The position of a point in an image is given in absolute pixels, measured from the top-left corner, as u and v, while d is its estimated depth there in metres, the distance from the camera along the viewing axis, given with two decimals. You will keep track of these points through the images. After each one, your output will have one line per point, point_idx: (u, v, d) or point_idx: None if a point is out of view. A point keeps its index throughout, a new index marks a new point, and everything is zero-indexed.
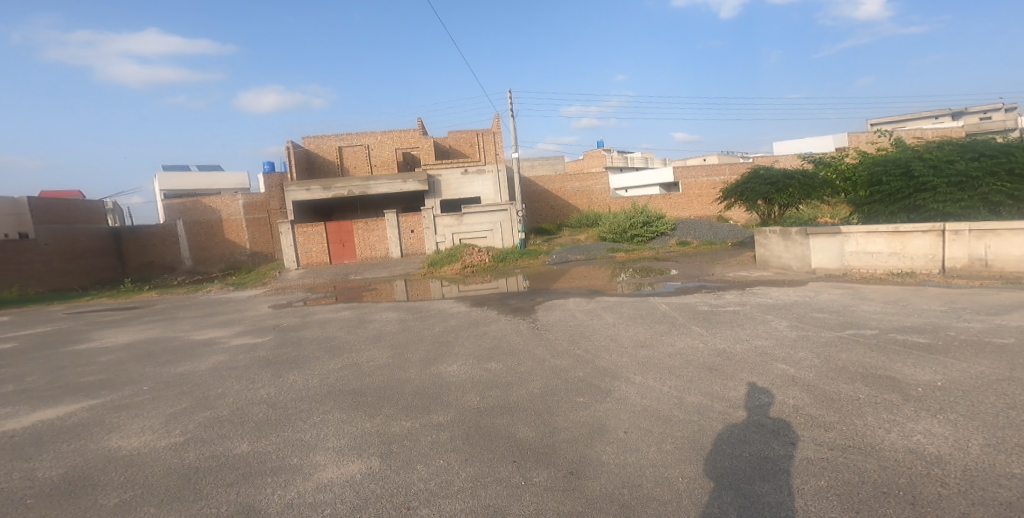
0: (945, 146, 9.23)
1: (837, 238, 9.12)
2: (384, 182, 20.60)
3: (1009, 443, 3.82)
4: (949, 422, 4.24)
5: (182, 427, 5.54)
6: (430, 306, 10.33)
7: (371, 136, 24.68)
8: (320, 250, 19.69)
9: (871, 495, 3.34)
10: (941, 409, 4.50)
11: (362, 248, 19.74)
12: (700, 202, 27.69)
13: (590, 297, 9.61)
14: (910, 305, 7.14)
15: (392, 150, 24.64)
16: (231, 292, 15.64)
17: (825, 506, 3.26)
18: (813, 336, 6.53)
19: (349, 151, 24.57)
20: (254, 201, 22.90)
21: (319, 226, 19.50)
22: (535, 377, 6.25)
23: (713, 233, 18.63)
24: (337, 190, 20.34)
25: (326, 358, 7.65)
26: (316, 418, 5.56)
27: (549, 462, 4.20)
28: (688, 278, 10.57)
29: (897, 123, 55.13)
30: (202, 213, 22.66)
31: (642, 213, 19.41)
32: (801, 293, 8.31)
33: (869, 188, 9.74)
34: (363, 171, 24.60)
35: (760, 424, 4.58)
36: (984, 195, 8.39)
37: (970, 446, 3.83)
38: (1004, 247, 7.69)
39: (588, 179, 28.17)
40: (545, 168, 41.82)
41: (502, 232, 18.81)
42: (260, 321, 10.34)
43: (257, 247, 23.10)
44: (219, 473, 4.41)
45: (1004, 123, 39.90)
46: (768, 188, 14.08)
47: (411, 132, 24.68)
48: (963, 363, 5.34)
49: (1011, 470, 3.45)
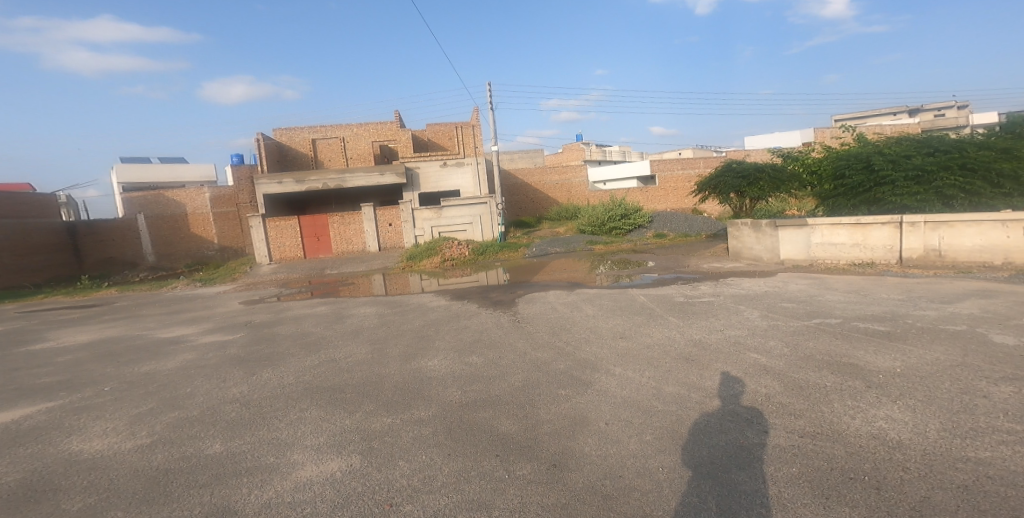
0: (903, 142, 9.64)
1: (804, 230, 9.48)
2: (360, 175, 20.10)
3: (962, 427, 4.16)
4: (908, 408, 4.57)
5: (149, 428, 5.35)
6: (409, 300, 10.20)
7: (346, 129, 24.00)
8: (294, 244, 19.13)
9: (839, 481, 3.55)
10: (900, 395, 4.85)
11: (337, 241, 19.27)
12: (677, 195, 28.38)
13: (570, 289, 9.71)
14: (871, 293, 7.49)
15: (368, 142, 24.00)
16: (198, 288, 15.04)
17: (798, 493, 3.45)
18: (783, 325, 6.80)
19: (323, 142, 23.88)
20: (221, 194, 22.03)
21: (292, 220, 18.94)
22: (518, 370, 6.34)
23: (687, 226, 19.06)
24: (310, 183, 19.71)
25: (302, 356, 7.52)
26: (293, 416, 5.46)
27: (532, 455, 4.27)
28: (665, 270, 10.81)
29: (859, 120, 57.68)
30: (165, 206, 21.63)
31: (620, 206, 19.64)
32: (771, 283, 8.60)
33: (834, 182, 10.13)
34: (337, 165, 23.93)
35: (735, 413, 4.79)
36: (938, 189, 8.74)
37: (928, 431, 4.14)
38: (957, 239, 8.02)
39: (567, 173, 28.28)
40: (525, 161, 41.91)
41: (480, 226, 18.65)
42: (231, 317, 9.99)
43: (226, 241, 22.31)
44: (191, 473, 4.29)
45: (957, 120, 42.04)
46: (740, 181, 14.51)
47: (387, 124, 24.06)
48: (921, 349, 5.76)
49: (965, 454, 3.75)
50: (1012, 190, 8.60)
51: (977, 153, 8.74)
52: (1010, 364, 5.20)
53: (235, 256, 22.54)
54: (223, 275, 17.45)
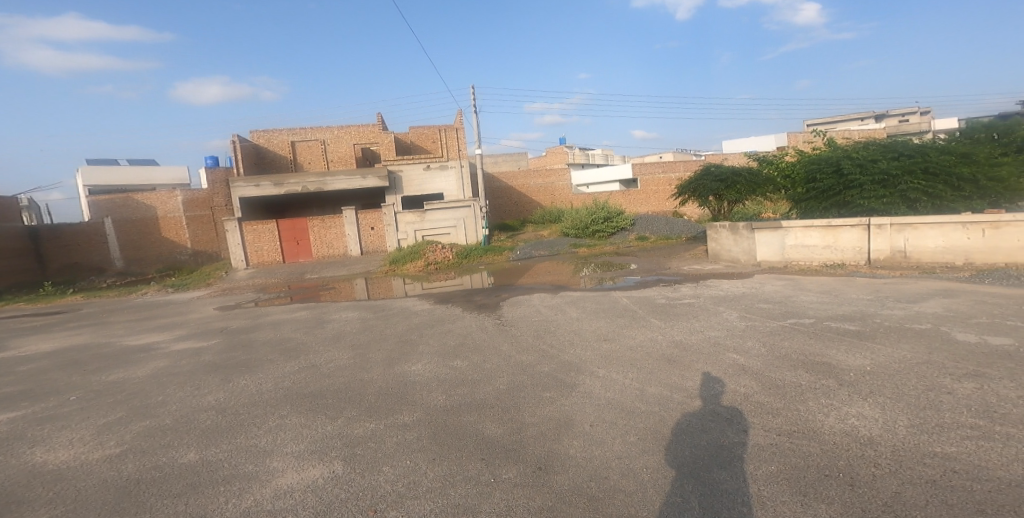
0: (869, 146, 9.99)
1: (779, 232, 9.76)
2: (342, 178, 19.85)
3: (928, 423, 4.37)
4: (878, 405, 4.78)
5: (118, 437, 5.17)
6: (392, 304, 10.08)
7: (327, 131, 23.64)
8: (272, 248, 18.70)
9: (816, 478, 3.69)
10: (871, 392, 5.07)
11: (317, 245, 18.87)
12: (658, 198, 28.76)
13: (555, 292, 9.74)
14: (842, 294, 7.78)
15: (349, 145, 23.66)
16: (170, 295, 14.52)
17: (777, 490, 3.58)
18: (759, 325, 6.99)
19: (303, 145, 23.27)
20: (194, 197, 21.47)
21: (270, 224, 18.46)
22: (502, 374, 6.36)
23: (667, 229, 19.38)
24: (290, 187, 19.29)
25: (281, 362, 7.37)
26: (272, 423, 5.36)
27: (517, 458, 4.30)
28: (647, 272, 10.96)
29: (830, 124, 59.58)
30: (134, 209, 20.92)
31: (603, 209, 19.83)
32: (748, 284, 8.83)
33: (806, 185, 10.41)
34: (318, 167, 23.34)
35: (715, 413, 4.93)
36: (903, 193, 9.13)
37: (897, 427, 4.34)
38: (921, 240, 8.40)
39: (551, 176, 28.30)
40: (508, 165, 41.91)
41: (464, 229, 18.53)
42: (206, 323, 9.70)
43: (199, 245, 21.73)
44: (164, 483, 4.18)
45: (920, 125, 43.80)
46: (718, 185, 14.66)
47: (370, 127, 23.86)
48: (889, 348, 6.03)
49: (931, 449, 3.96)
50: (971, 193, 9.05)
51: (939, 157, 9.10)
52: (972, 361, 5.49)
53: (210, 261, 21.86)
54: (197, 281, 16.89)
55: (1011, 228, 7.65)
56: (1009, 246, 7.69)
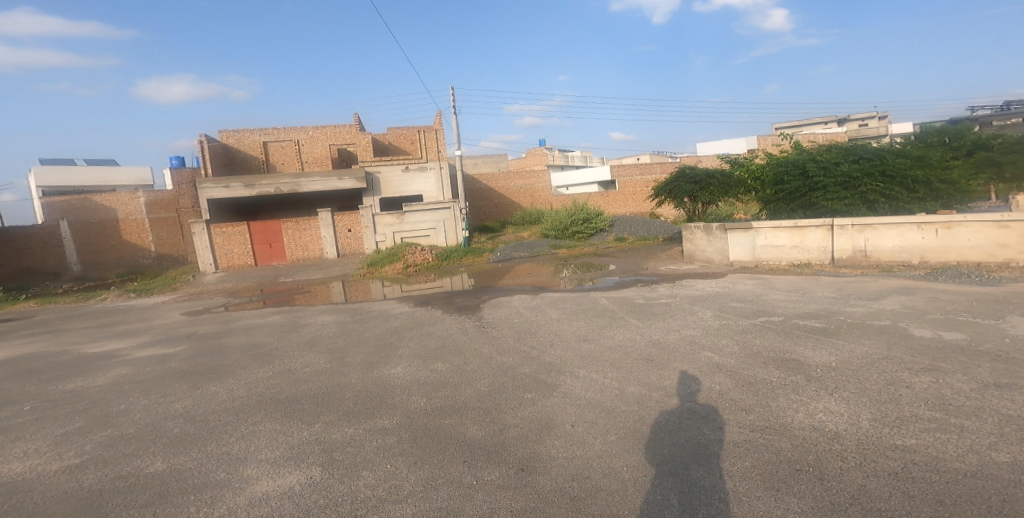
0: (832, 150, 10.42)
1: (749, 233, 10.07)
2: (317, 179, 19.40)
3: (889, 417, 4.64)
4: (843, 400, 5.03)
5: (77, 447, 4.94)
6: (370, 307, 9.91)
7: (302, 132, 23.77)
8: (242, 251, 18.08)
9: (787, 473, 3.87)
10: (836, 387, 5.33)
11: (292, 248, 18.36)
12: (636, 199, 29.12)
13: (535, 294, 9.77)
14: (808, 292, 8.12)
15: (324, 146, 23.22)
16: (133, 300, 13.82)
17: (751, 485, 3.73)
18: (732, 324, 7.22)
19: (275, 146, 22.92)
20: (158, 199, 20.40)
21: (242, 226, 17.99)
22: (483, 376, 6.36)
23: (645, 230, 19.65)
24: (263, 189, 18.92)
25: (253, 367, 7.16)
26: (245, 429, 5.22)
27: (500, 460, 4.33)
28: (625, 273, 11.11)
29: (796, 127, 61.61)
30: (93, 211, 19.74)
31: (582, 211, 19.96)
32: (722, 284, 9.09)
33: (774, 187, 10.74)
34: (291, 168, 22.98)
35: (692, 411, 5.08)
36: (863, 194, 9.55)
37: (861, 421, 4.59)
38: (879, 240, 8.84)
39: (531, 178, 28.24)
40: (488, 166, 41.79)
41: (445, 231, 18.23)
42: (172, 329, 9.32)
43: (164, 248, 20.64)
44: (130, 493, 4.04)
45: (879, 130, 45.83)
46: (693, 187, 14.94)
47: (346, 128, 24.12)
48: (852, 344, 6.34)
49: (892, 442, 4.20)
50: (926, 195, 9.50)
51: (895, 161, 9.56)
52: (928, 356, 5.83)
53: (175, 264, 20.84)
54: (162, 285, 16.12)
55: (963, 228, 8.19)
56: (959, 246, 8.23)
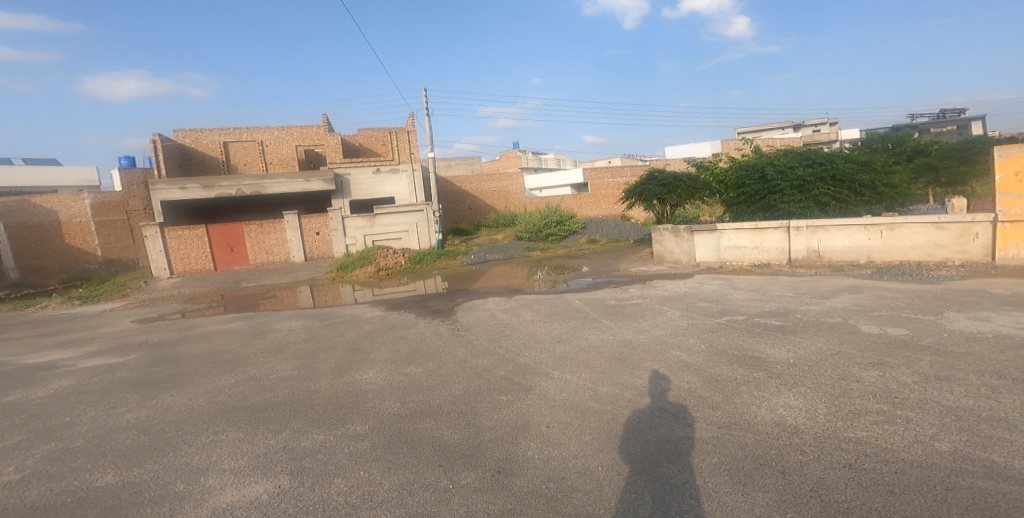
0: (788, 154, 10.88)
1: (714, 234, 10.42)
2: (282, 180, 18.74)
3: (842, 411, 4.95)
4: (801, 395, 5.33)
5: (17, 464, 4.67)
6: (339, 312, 9.65)
7: (266, 132, 22.88)
8: (200, 255, 17.21)
9: (752, 468, 4.07)
10: (794, 383, 5.64)
11: (255, 252, 17.61)
12: (607, 201, 29.50)
13: (509, 296, 9.77)
14: (768, 291, 8.51)
15: (290, 146, 23.04)
16: (78, 307, 12.91)
17: (719, 481, 3.91)
18: (700, 323, 7.49)
19: (237, 146, 22.66)
20: (105, 200, 19.16)
21: (199, 229, 17.10)
22: (457, 379, 6.34)
23: (617, 231, 19.93)
24: (222, 190, 18.17)
25: (214, 375, 6.87)
26: (206, 439, 5.03)
27: (475, 463, 4.35)
28: (598, 274, 11.27)
29: (756, 132, 63.98)
30: (31, 213, 18.22)
31: (555, 213, 20.08)
32: (689, 284, 9.39)
33: (737, 190, 11.13)
34: (254, 168, 22.79)
35: (663, 409, 5.26)
36: (815, 198, 10.05)
37: (817, 416, 4.88)
38: (830, 240, 9.39)
39: (505, 180, 28.09)
40: (461, 168, 41.53)
41: (417, 233, 17.95)
42: (122, 337, 8.80)
43: (112, 252, 19.29)
44: (79, 509, 3.89)
45: (830, 135, 48.26)
46: (661, 189, 15.30)
47: (314, 128, 23.21)
48: (808, 340, 6.72)
49: (846, 434, 4.49)
50: (872, 198, 10.07)
51: (844, 165, 10.10)
52: (875, 351, 6.25)
53: (124, 270, 19.48)
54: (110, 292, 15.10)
55: (905, 229, 8.84)
56: (902, 246, 8.90)
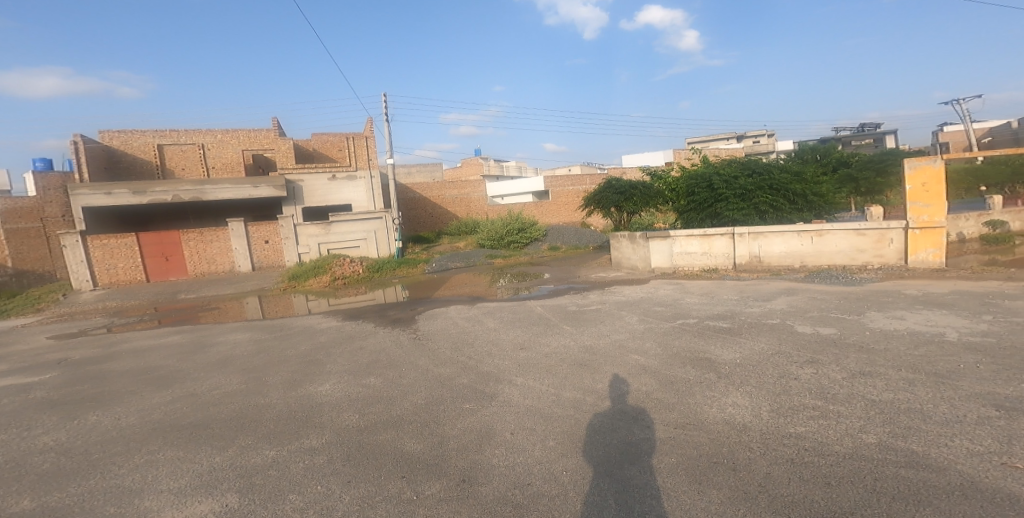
0: (732, 165, 11.52)
1: (668, 240, 10.84)
2: (227, 186, 17.70)
3: (784, 407, 5.30)
4: (747, 394, 5.69)
5: None
6: (292, 323, 9.23)
7: (209, 135, 21.98)
8: (131, 266, 16.14)
9: (707, 466, 4.27)
10: (741, 382, 6.01)
11: (194, 261, 16.75)
12: (567, 209, 29.89)
13: (471, 304, 9.73)
14: (716, 295, 9.01)
15: (235, 150, 21.54)
16: None
17: (677, 480, 4.07)
18: (656, 327, 7.81)
19: (174, 149, 21.08)
20: (16, 207, 17.16)
21: (128, 237, 16.01)
22: (420, 388, 6.25)
23: (577, 238, 20.25)
24: (156, 196, 16.96)
25: (150, 391, 6.41)
26: (141, 459, 4.71)
27: (439, 473, 4.33)
28: (559, 281, 11.45)
29: (705, 142, 66.99)
30: None
31: (517, 220, 20.14)
32: (645, 289, 9.75)
33: (687, 199, 11.67)
34: (193, 174, 21.12)
35: (623, 412, 5.45)
36: (756, 206, 10.71)
37: (762, 413, 5.22)
38: (769, 246, 10.08)
39: (467, 187, 27.83)
40: (422, 175, 41.00)
41: (376, 242, 17.26)
42: (39, 354, 8.01)
43: (26, 265, 17.22)
44: None
45: (770, 146, 51.35)
46: (618, 197, 15.82)
47: (263, 133, 22.55)
48: (752, 341, 7.18)
49: (787, 430, 4.80)
50: (804, 206, 10.86)
51: (780, 176, 10.82)
52: (809, 349, 6.79)
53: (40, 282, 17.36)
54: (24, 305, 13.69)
55: (832, 235, 9.64)
56: (830, 251, 9.70)
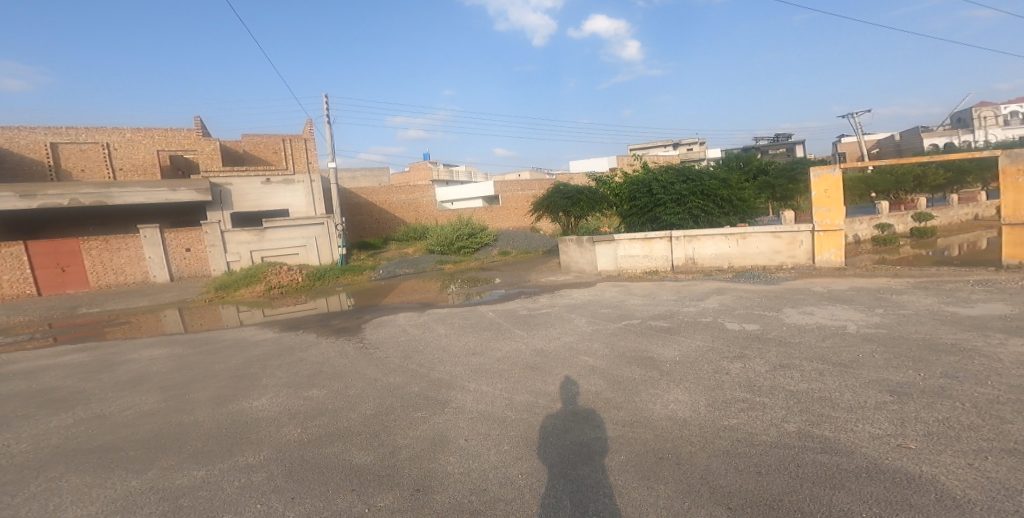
0: (669, 171, 12.15)
1: (612, 244, 11.26)
2: (138, 190, 15.96)
3: (720, 401, 5.67)
4: (687, 390, 6.03)
5: None
6: (220, 336, 8.52)
7: (114, 133, 19.45)
8: (19, 278, 14.16)
9: (654, 460, 4.46)
10: (681, 379, 6.37)
11: (98, 272, 14.91)
12: (516, 214, 29.91)
13: (421, 311, 9.51)
14: (657, 296, 9.49)
15: (151, 151, 19.86)
16: None
17: (627, 476, 4.21)
18: (603, 329, 8.08)
19: (72, 149, 18.83)
20: None
21: (14, 246, 13.99)
22: (368, 399, 6.00)
23: (527, 244, 20.39)
24: (48, 200, 14.96)
25: (48, 413, 5.67)
26: (38, 488, 4.16)
27: (390, 484, 4.18)
28: (510, 286, 11.50)
29: (642, 148, 69.99)
30: None
31: (467, 226, 19.88)
32: (592, 292, 10.07)
33: (629, 204, 12.17)
34: (97, 175, 18.97)
35: (574, 413, 5.57)
36: (690, 211, 11.43)
37: (701, 407, 5.55)
38: (701, 248, 10.78)
39: (415, 192, 27.13)
40: (367, 180, 39.56)
41: (316, 249, 16.34)
42: None
43: None
44: None
45: (702, 155, 54.52)
46: (566, 202, 16.52)
47: (182, 133, 20.38)
48: (690, 339, 7.64)
49: (724, 422, 5.14)
50: (730, 211, 11.76)
51: (710, 182, 11.59)
52: (738, 344, 7.35)
53: None
54: None
55: (754, 237, 10.50)
56: (754, 252, 10.56)
